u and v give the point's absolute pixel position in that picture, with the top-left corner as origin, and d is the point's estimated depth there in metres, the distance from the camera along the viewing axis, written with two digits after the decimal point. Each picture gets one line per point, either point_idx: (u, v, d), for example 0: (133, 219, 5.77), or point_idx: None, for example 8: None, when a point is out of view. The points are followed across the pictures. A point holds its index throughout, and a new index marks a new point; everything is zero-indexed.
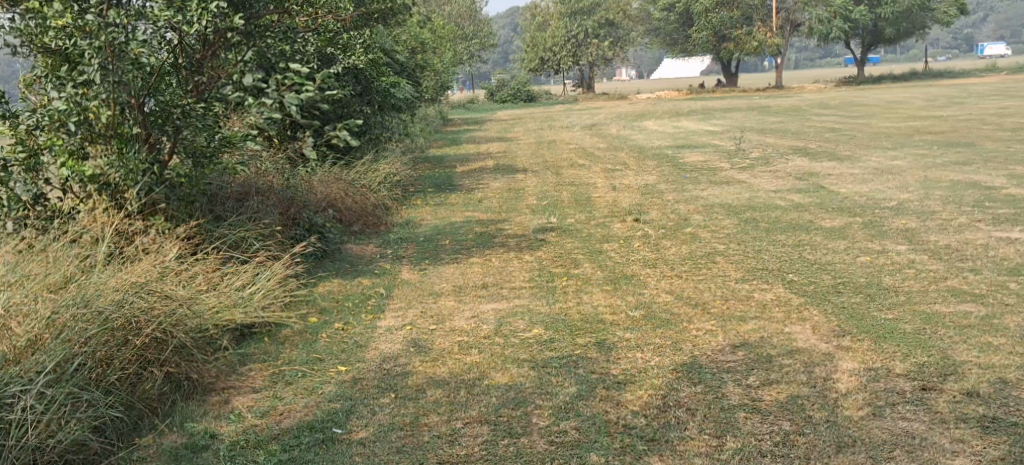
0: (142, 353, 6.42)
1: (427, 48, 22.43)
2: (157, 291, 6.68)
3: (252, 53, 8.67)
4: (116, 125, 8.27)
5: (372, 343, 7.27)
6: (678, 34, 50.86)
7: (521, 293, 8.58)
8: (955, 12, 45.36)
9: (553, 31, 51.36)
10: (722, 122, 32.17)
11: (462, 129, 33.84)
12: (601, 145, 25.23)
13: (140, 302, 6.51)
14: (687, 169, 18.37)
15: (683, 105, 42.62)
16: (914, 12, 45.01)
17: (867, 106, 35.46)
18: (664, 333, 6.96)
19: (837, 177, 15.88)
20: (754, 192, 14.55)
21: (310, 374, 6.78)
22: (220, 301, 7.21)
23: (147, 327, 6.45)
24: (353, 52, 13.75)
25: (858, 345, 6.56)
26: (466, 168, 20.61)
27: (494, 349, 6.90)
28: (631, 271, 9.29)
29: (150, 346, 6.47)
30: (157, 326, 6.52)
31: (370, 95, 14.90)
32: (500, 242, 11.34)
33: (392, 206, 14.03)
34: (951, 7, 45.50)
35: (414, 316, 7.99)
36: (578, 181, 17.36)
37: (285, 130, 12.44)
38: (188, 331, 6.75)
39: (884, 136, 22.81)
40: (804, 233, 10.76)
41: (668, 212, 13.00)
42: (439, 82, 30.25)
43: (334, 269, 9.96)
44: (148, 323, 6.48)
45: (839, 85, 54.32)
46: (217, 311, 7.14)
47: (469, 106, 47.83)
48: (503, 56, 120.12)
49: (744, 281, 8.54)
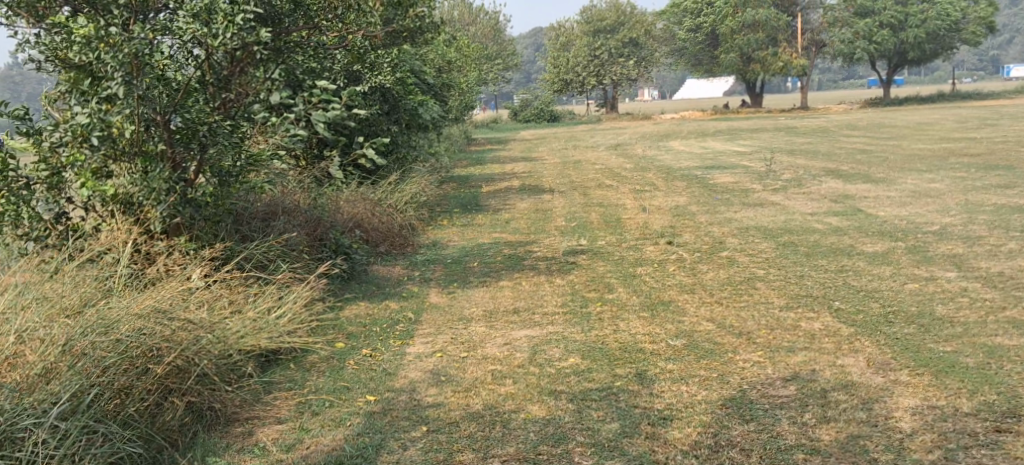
0: (164, 381, 6.12)
1: (452, 67, 22.20)
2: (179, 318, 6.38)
3: (281, 70, 8.41)
4: (141, 142, 7.99)
5: (402, 371, 6.94)
6: (703, 54, 50.54)
7: (555, 319, 8.24)
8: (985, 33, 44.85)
9: (577, 51, 51.13)
10: (750, 143, 31.80)
11: (486, 149, 33.60)
12: (628, 166, 24.91)
13: (161, 328, 6.23)
14: (718, 190, 18.01)
15: (709, 126, 42.28)
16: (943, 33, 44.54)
17: (897, 128, 35.00)
18: (708, 364, 6.61)
19: (875, 200, 15.49)
20: (789, 215, 14.18)
21: (337, 403, 6.46)
22: (245, 327, 6.90)
23: (168, 355, 6.16)
24: (380, 71, 13.47)
25: (918, 380, 6.19)
26: (491, 189, 20.32)
27: (529, 379, 6.57)
28: (668, 297, 8.94)
29: (172, 374, 6.17)
30: (179, 354, 6.23)
31: (397, 114, 14.64)
32: (530, 264, 11.02)
33: (418, 227, 13.72)
34: (981, 28, 45.02)
35: (444, 342, 7.66)
36: (607, 201, 17.04)
37: (312, 149, 12.17)
38: (212, 358, 6.44)
39: (918, 159, 22.38)
40: (846, 258, 10.39)
41: (703, 235, 12.64)
42: (463, 102, 30.01)
43: (360, 291, 9.65)
44: (169, 351, 6.19)
45: (866, 106, 53.82)
46: (242, 337, 6.84)
47: (493, 126, 47.60)
48: (526, 76, 120.14)
49: (789, 309, 8.18)
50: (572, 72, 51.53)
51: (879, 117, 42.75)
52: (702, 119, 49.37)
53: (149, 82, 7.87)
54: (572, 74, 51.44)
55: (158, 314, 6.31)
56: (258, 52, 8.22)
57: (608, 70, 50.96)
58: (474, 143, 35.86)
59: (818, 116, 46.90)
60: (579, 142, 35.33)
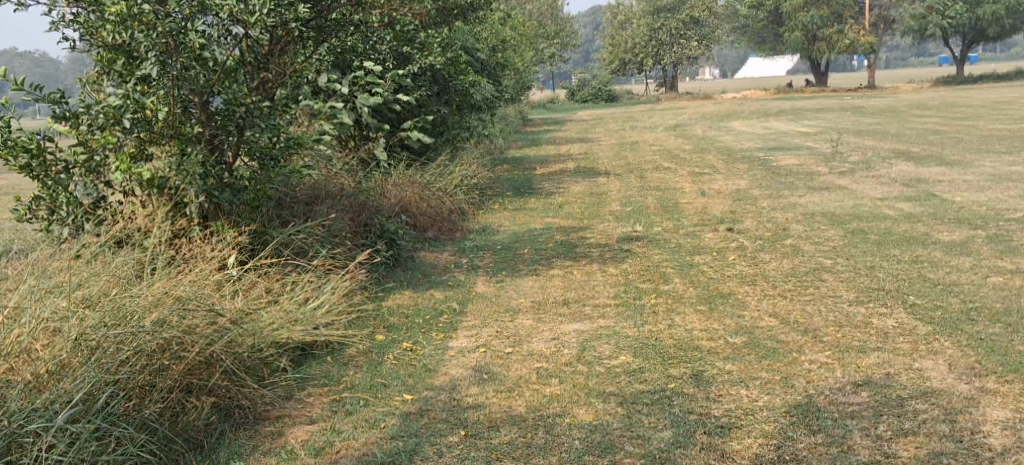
0: (185, 380, 5.80)
1: (507, 46, 21.73)
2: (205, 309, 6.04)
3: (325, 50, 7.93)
4: (177, 124, 7.60)
5: (441, 366, 6.52)
6: (766, 33, 49.46)
7: (607, 312, 7.79)
8: None
9: (636, 30, 50.33)
10: (814, 123, 30.95)
11: (542, 129, 33.11)
12: (687, 148, 24.29)
13: (186, 320, 5.90)
14: (782, 174, 17.39)
15: (771, 106, 41.36)
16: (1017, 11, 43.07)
17: (969, 108, 33.86)
18: (770, 365, 6.12)
19: (948, 184, 14.79)
20: (857, 200, 13.56)
21: (372, 402, 6.07)
22: (280, 316, 6.54)
23: (192, 349, 5.83)
24: (430, 51, 13.04)
25: (1005, 389, 5.66)
26: (546, 171, 19.86)
27: (577, 378, 6.12)
28: (728, 289, 8.43)
29: (194, 372, 5.84)
30: (204, 348, 5.90)
31: (448, 96, 14.21)
32: (583, 252, 10.56)
33: (469, 211, 13.32)
34: None
35: (489, 336, 7.23)
36: (666, 185, 16.51)
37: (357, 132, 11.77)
38: (240, 352, 6.11)
39: (993, 141, 21.51)
40: (920, 248, 9.80)
41: (765, 221, 12.08)
42: (519, 82, 29.53)
43: (404, 279, 9.26)
44: (194, 345, 5.86)
45: (935, 85, 52.36)
46: (277, 327, 6.48)
47: (550, 106, 47.05)
48: (585, 55, 119.25)
49: (858, 304, 7.64)
50: (631, 51, 50.74)
51: (949, 96, 41.50)
52: (763, 99, 48.37)
53: (183, 62, 7.45)
54: (631, 54, 50.65)
55: (182, 306, 5.96)
56: (298, 29, 7.86)
57: (668, 49, 50.13)
58: (530, 123, 35.41)
59: (885, 96, 45.69)
60: (638, 122, 34.70)
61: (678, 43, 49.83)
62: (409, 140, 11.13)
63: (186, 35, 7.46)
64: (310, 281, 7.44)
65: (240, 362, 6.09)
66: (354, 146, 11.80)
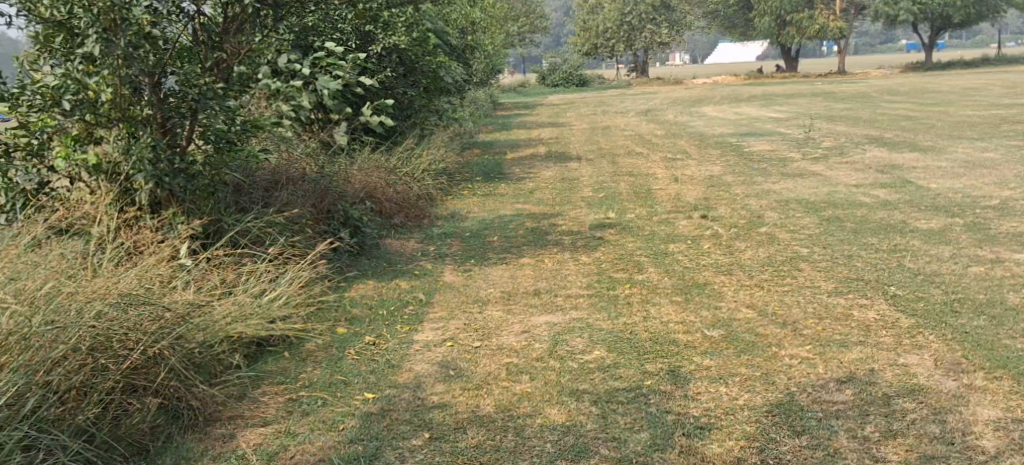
0: (126, 380, 5.51)
1: (476, 28, 21.36)
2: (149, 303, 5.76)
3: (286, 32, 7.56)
4: (125, 107, 7.24)
5: (406, 362, 6.21)
6: (737, 18, 49.31)
7: (580, 303, 7.51)
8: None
9: (607, 14, 50.02)
10: (786, 108, 30.81)
11: (512, 114, 32.79)
12: (659, 133, 24.07)
13: (128, 315, 5.62)
14: (755, 159, 17.16)
15: (742, 91, 41.24)
16: None
17: (940, 94, 33.86)
18: (749, 359, 5.86)
19: (923, 171, 14.63)
20: (832, 186, 13.35)
21: (332, 401, 5.77)
22: (235, 309, 6.26)
23: (134, 347, 5.55)
24: (395, 31, 12.67)
25: (995, 386, 5.43)
26: (517, 156, 19.55)
27: (548, 375, 5.84)
28: (704, 279, 8.17)
29: (137, 371, 5.55)
30: (148, 345, 5.62)
31: (414, 77, 13.84)
32: (555, 239, 10.27)
33: (437, 197, 13.00)
34: None
35: (456, 328, 6.91)
36: (638, 170, 16.25)
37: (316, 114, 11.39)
38: (188, 350, 5.80)
39: (966, 127, 21.42)
40: (898, 237, 9.59)
41: (740, 208, 11.84)
42: (489, 65, 29.18)
43: (370, 268, 8.94)
44: (137, 342, 5.58)
45: (905, 71, 52.47)
46: (230, 321, 6.19)
47: (520, 91, 46.71)
48: (556, 39, 118.85)
49: (838, 295, 7.40)
50: (602, 36, 50.41)
51: (919, 82, 41.50)
52: (734, 84, 48.27)
53: (129, 40, 7.03)
54: (602, 38, 50.34)
55: (123, 301, 5.69)
56: (254, 6, 7.56)
57: (639, 34, 49.89)
58: (501, 107, 35.10)
59: (855, 82, 45.68)
60: (609, 106, 34.46)
61: (649, 28, 49.59)
62: (372, 123, 10.80)
63: (131, 10, 7.02)
64: (267, 271, 7.09)
65: (188, 360, 5.79)
66: (316, 129, 11.44)
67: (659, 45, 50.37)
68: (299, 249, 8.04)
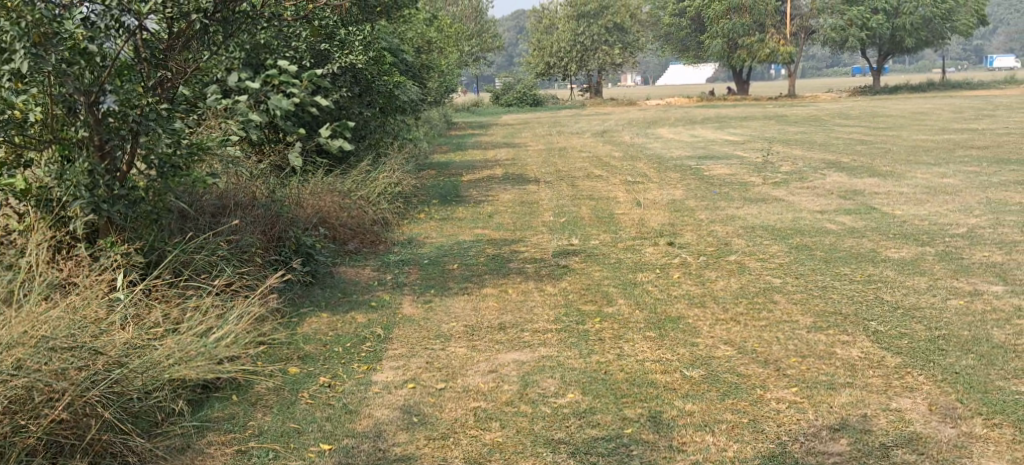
0: (50, 436, 5.15)
1: (431, 48, 20.96)
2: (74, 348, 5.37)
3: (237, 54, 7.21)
4: (57, 127, 6.81)
5: (365, 408, 5.81)
6: (690, 40, 49.43)
7: (548, 338, 7.12)
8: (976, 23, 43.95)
9: (561, 35, 49.87)
10: (742, 131, 30.75)
11: (466, 134, 32.39)
12: (617, 154, 23.80)
13: (50, 364, 5.23)
14: (716, 183, 16.91)
15: (696, 113, 41.25)
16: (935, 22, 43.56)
17: (892, 117, 34.01)
18: (732, 404, 5.57)
19: (886, 196, 14.44)
20: (797, 212, 13.09)
21: (284, 454, 5.38)
22: (176, 351, 5.80)
23: (59, 400, 5.17)
24: (352, 50, 12.33)
25: (996, 434, 5.22)
26: (473, 178, 19.15)
27: (520, 422, 5.53)
28: (676, 312, 7.81)
29: (62, 426, 5.17)
30: (74, 396, 5.23)
31: (370, 96, 13.43)
32: (517, 268, 9.89)
33: (393, 221, 12.57)
34: (972, 18, 44.11)
35: (418, 369, 6.48)
36: (598, 194, 15.91)
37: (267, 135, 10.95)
38: (120, 399, 5.42)
39: (922, 151, 21.37)
40: (871, 266, 9.31)
41: (706, 235, 11.53)
42: (443, 85, 28.78)
43: (325, 299, 8.50)
44: (61, 394, 5.20)
45: (856, 94, 52.89)
46: (171, 364, 5.74)
47: (474, 111, 46.36)
48: (508, 58, 118.84)
49: (818, 330, 7.07)
50: (555, 56, 50.22)
51: (870, 105, 41.74)
52: (687, 106, 48.33)
53: (62, 56, 6.57)
54: (556, 58, 50.16)
55: (47, 346, 5.30)
56: (202, 22, 7.14)
57: (593, 55, 49.83)
58: (455, 127, 34.71)
59: (807, 105, 45.90)
60: (564, 127, 34.21)
61: (602, 49, 49.53)
62: (325, 145, 10.38)
63: (64, 23, 6.62)
64: (214, 306, 6.62)
65: (122, 412, 5.42)
66: (267, 151, 10.95)
67: (613, 66, 50.33)
68: (250, 281, 7.59)
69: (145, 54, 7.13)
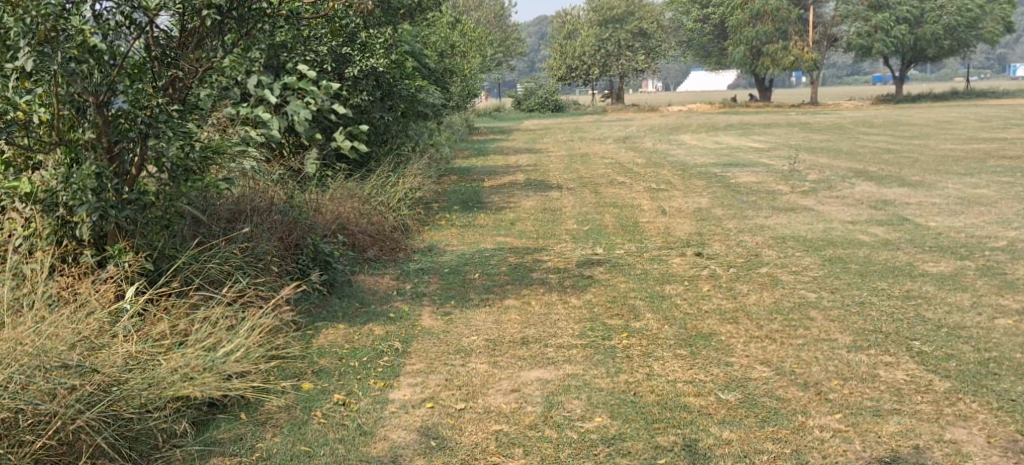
0: (39, 461, 4.96)
1: (453, 51, 20.65)
2: (69, 365, 5.15)
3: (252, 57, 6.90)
4: (65, 128, 6.52)
5: (380, 430, 5.49)
6: (712, 46, 48.99)
7: (574, 355, 6.77)
8: (1003, 31, 43.37)
9: (583, 39, 49.43)
10: (766, 138, 30.30)
11: (487, 139, 32.07)
12: (640, 161, 23.41)
13: (43, 384, 5.04)
14: (742, 191, 16.52)
15: (719, 119, 40.84)
16: (961, 30, 42.99)
17: (918, 126, 33.51)
18: (772, 432, 5.28)
19: (918, 207, 14.03)
20: (828, 222, 12.69)
21: None
22: (182, 366, 5.49)
23: (50, 422, 4.98)
24: (374, 53, 12.09)
25: None
26: (494, 183, 18.81)
27: (546, 449, 5.23)
28: (708, 328, 7.44)
29: (51, 451, 5.00)
30: (66, 418, 5.02)
31: (392, 100, 13.08)
32: (540, 278, 9.55)
33: (413, 227, 12.25)
34: (999, 26, 43.55)
35: (438, 386, 6.14)
36: (622, 201, 15.56)
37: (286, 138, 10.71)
38: (117, 421, 5.19)
39: (952, 160, 20.93)
40: (910, 280, 8.92)
41: (734, 246, 11.15)
42: (464, 89, 28.45)
43: (341, 309, 8.18)
44: (53, 417, 5.00)
45: (880, 102, 52.34)
46: (174, 382, 5.42)
47: (495, 115, 46.02)
48: (529, 63, 118.57)
49: (859, 349, 6.69)
50: (576, 60, 49.67)
51: (895, 114, 41.22)
52: (709, 112, 47.91)
53: (70, 54, 6.29)
54: (576, 62, 49.57)
55: (40, 365, 5.09)
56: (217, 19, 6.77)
57: (615, 60, 49.46)
58: (476, 133, 34.42)
59: (831, 112, 45.40)
60: (586, 133, 33.88)
61: (625, 54, 49.15)
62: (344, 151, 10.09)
63: (70, 20, 6.34)
64: (224, 316, 6.29)
65: (118, 436, 5.18)
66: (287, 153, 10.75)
67: (635, 71, 49.94)
68: (263, 289, 7.29)
69: (155, 52, 6.87)
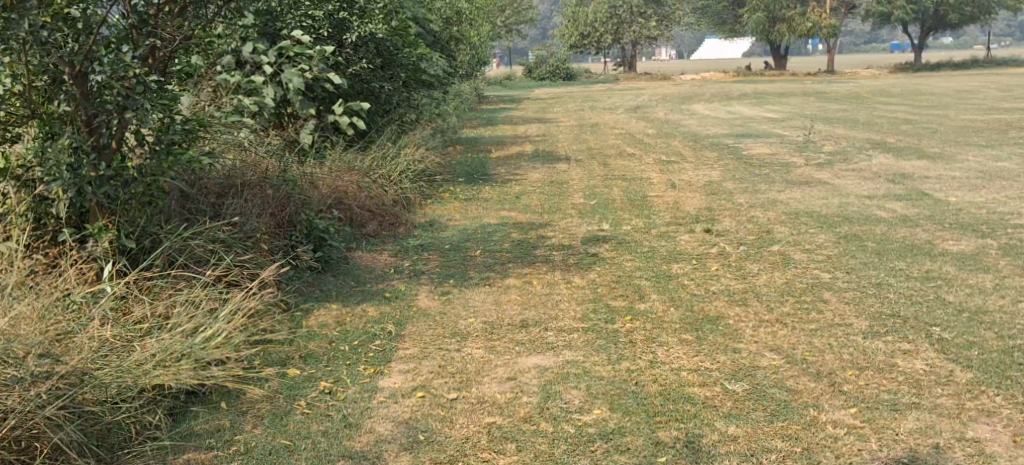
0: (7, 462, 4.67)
1: (460, 18, 20.24)
2: (38, 360, 4.85)
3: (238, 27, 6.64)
4: (39, 100, 6.24)
5: (367, 423, 5.23)
6: (726, 14, 48.34)
7: (574, 340, 6.46)
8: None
9: (595, 7, 48.81)
10: (780, 108, 29.82)
11: (496, 107, 31.65)
12: (651, 131, 23.01)
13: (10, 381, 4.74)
14: (755, 164, 16.14)
15: (732, 88, 40.31)
16: None
17: (935, 96, 32.97)
18: (781, 428, 5.01)
19: (936, 181, 13.65)
20: (843, 197, 12.32)
21: None
22: (156, 356, 5.23)
23: (18, 422, 4.68)
24: (373, 19, 11.82)
25: None
26: (502, 154, 18.46)
27: (541, 446, 4.97)
28: (715, 311, 7.11)
29: (19, 451, 4.71)
30: (35, 418, 4.73)
31: (392, 69, 12.90)
32: (543, 256, 9.23)
33: (414, 201, 11.94)
34: None
35: (430, 372, 5.83)
36: (632, 174, 15.20)
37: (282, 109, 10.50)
38: (86, 418, 4.91)
39: (971, 132, 20.49)
40: (929, 259, 8.58)
41: (746, 221, 10.80)
42: (473, 57, 28.01)
43: (334, 289, 7.88)
44: (22, 417, 4.70)
45: (896, 72, 51.68)
46: (148, 375, 5.15)
47: (505, 84, 45.55)
48: (542, 31, 117.70)
49: (875, 336, 6.37)
50: (588, 27, 49.13)
51: (911, 83, 40.64)
52: (723, 81, 47.35)
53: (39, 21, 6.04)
54: (588, 30, 49.05)
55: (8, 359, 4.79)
56: None
57: (627, 28, 48.80)
58: (486, 101, 34.03)
59: (847, 82, 44.81)
60: (597, 102, 33.45)
61: (637, 22, 48.54)
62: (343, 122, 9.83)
63: None
64: (206, 298, 6.00)
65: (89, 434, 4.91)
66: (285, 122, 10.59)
67: (648, 40, 49.32)
68: (251, 269, 7.01)
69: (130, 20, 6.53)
